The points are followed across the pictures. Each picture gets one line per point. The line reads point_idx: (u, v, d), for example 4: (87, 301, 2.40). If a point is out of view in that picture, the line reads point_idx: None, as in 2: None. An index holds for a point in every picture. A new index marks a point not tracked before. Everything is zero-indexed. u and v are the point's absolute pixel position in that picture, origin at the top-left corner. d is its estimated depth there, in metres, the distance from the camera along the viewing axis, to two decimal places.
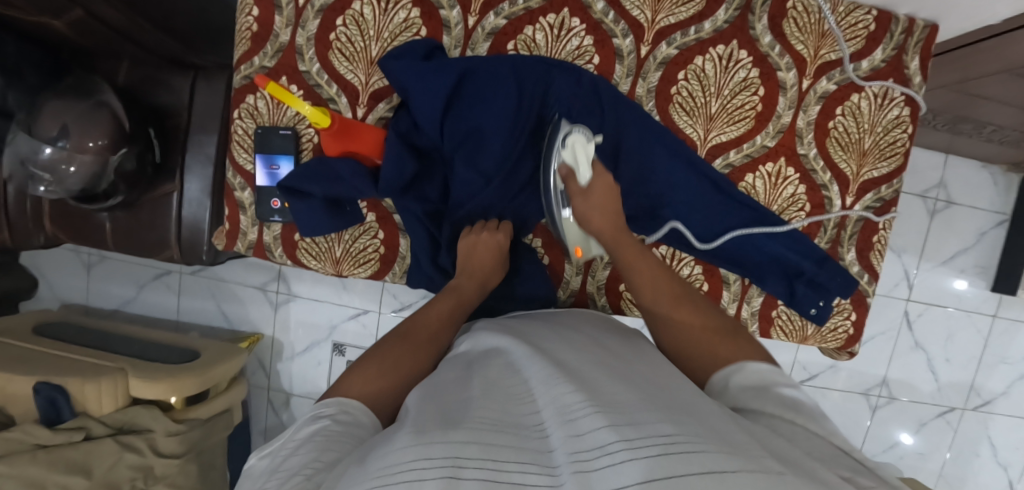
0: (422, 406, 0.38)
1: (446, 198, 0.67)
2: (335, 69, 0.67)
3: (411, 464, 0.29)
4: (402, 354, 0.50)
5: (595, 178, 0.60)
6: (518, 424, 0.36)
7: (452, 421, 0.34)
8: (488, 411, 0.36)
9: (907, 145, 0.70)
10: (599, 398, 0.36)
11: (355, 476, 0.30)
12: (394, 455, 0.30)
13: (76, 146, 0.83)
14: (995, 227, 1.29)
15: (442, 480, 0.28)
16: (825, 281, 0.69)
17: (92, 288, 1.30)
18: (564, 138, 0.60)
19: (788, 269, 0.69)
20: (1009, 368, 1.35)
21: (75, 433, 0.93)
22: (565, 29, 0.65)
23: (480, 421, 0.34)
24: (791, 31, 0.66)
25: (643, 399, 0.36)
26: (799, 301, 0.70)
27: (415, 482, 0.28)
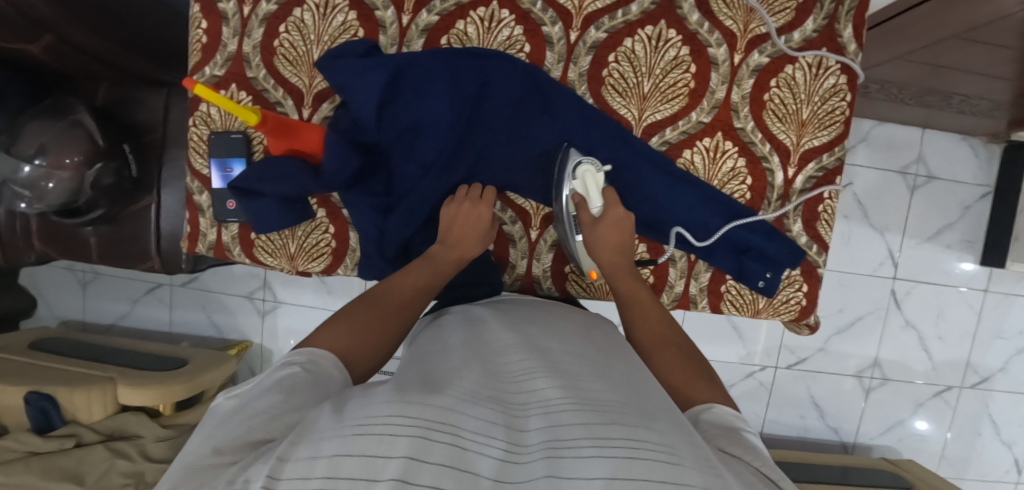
0: (408, 376, 0.40)
1: (392, 191, 0.68)
2: (281, 74, 0.70)
3: (386, 417, 0.31)
4: (371, 320, 0.51)
5: (608, 208, 0.62)
6: (498, 395, 0.38)
7: (430, 387, 0.36)
8: (470, 382, 0.38)
9: (847, 113, 0.69)
10: (582, 395, 0.37)
11: (329, 423, 0.32)
12: (373, 406, 0.32)
13: (53, 164, 0.88)
14: (979, 200, 1.27)
15: (414, 438, 0.29)
16: (772, 253, 0.69)
17: (89, 303, 1.36)
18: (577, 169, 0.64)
19: (734, 242, 0.70)
20: (1006, 344, 1.31)
21: (66, 440, 0.98)
22: (495, 21, 0.67)
23: (458, 388, 0.36)
24: (718, 8, 0.67)
25: (624, 398, 0.38)
26: (746, 274, 0.70)
27: (390, 436, 0.30)
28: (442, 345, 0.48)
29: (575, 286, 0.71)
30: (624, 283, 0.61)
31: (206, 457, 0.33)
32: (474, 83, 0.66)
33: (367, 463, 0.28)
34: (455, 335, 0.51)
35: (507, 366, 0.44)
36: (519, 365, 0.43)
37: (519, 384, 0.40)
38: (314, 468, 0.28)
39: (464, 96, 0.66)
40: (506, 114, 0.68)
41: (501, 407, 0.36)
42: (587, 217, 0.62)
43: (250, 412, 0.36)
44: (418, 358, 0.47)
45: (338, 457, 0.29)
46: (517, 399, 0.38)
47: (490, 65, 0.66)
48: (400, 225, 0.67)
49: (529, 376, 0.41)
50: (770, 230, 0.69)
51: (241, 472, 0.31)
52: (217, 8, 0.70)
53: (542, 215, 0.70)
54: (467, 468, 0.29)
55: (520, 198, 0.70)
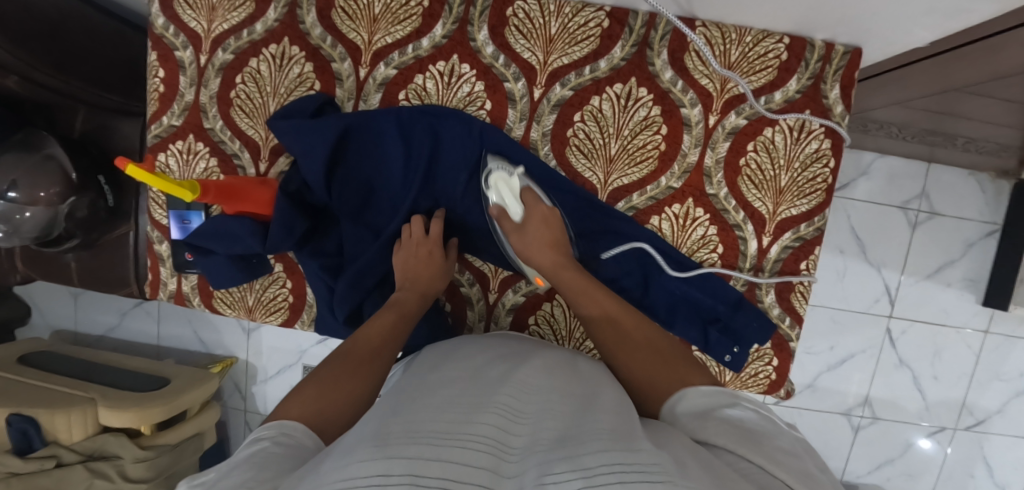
0: (386, 419, 0.40)
1: (343, 251, 0.68)
2: (237, 126, 0.68)
3: (369, 475, 0.30)
4: (339, 375, 0.52)
5: (528, 209, 0.61)
6: (481, 433, 0.38)
7: (409, 433, 0.37)
8: (449, 424, 0.39)
9: (829, 180, 0.65)
10: (563, 431, 0.39)
11: (312, 485, 0.31)
12: (354, 465, 0.31)
13: (28, 198, 0.88)
14: (986, 237, 1.20)
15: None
16: (738, 326, 0.66)
17: (80, 315, 1.38)
18: (489, 177, 0.63)
19: (701, 313, 0.66)
20: (1006, 386, 1.26)
21: (47, 460, 1.00)
22: (456, 76, 0.64)
23: (438, 432, 0.37)
24: (693, 66, 0.63)
25: (610, 431, 0.39)
26: (715, 346, 0.66)
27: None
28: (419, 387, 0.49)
29: None
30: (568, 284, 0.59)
31: None
32: (422, 148, 0.64)
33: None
34: (438, 373, 0.51)
35: (489, 397, 0.45)
36: (501, 402, 0.44)
37: (503, 423, 0.41)
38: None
39: (411, 160, 0.65)
40: (458, 178, 0.66)
41: (485, 448, 0.36)
42: (507, 226, 0.62)
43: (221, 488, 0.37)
44: (401, 396, 0.47)
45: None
46: (503, 440, 0.39)
47: (437, 127, 0.64)
48: (349, 288, 0.65)
49: (512, 421, 0.42)
50: (740, 300, 0.66)
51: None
52: (173, 56, 0.67)
53: (501, 279, 0.68)
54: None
55: (478, 260, 0.68)
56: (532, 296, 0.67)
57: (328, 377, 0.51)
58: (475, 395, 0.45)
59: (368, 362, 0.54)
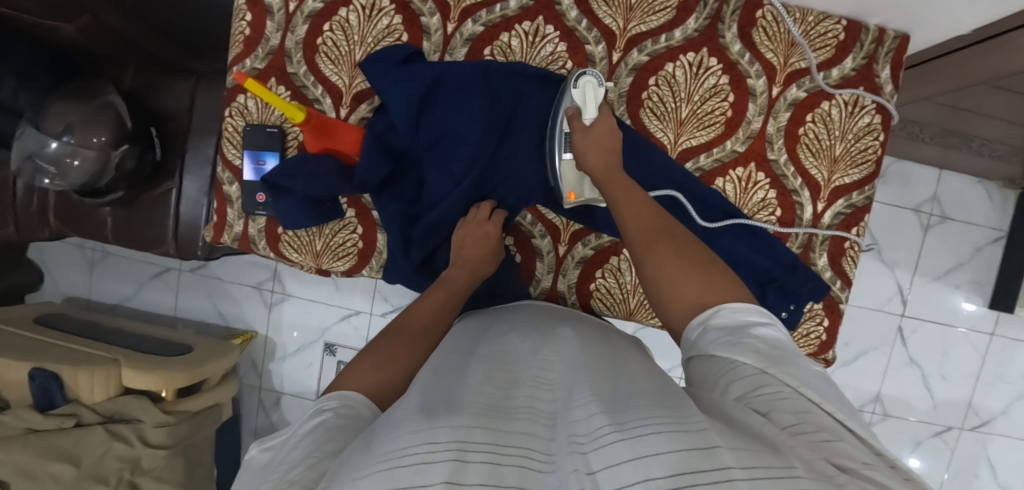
0: (424, 390, 0.39)
1: (420, 197, 0.69)
2: (321, 72, 0.70)
3: (417, 447, 0.29)
4: (394, 351, 0.51)
5: (600, 119, 0.60)
6: (516, 407, 0.37)
7: (448, 405, 0.35)
8: (487, 396, 0.38)
9: (879, 152, 0.70)
10: (604, 395, 0.38)
11: (356, 465, 0.30)
12: (398, 439, 0.31)
13: (80, 142, 0.87)
14: (991, 243, 1.28)
15: (451, 461, 0.28)
16: (795, 286, 0.69)
17: (95, 284, 1.35)
18: (578, 79, 0.62)
19: (760, 274, 0.69)
20: (1008, 387, 1.32)
21: (66, 419, 0.96)
22: (539, 36, 0.68)
23: (475, 404, 0.36)
24: (760, 40, 0.68)
25: (644, 392, 0.38)
26: (771, 305, 0.70)
27: (424, 464, 0.28)
28: (460, 358, 0.48)
29: (599, 303, 0.71)
30: (622, 190, 0.55)
31: None
32: (500, 103, 0.66)
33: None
34: (470, 351, 0.50)
35: (524, 372, 0.44)
36: (536, 377, 0.43)
37: (540, 395, 0.40)
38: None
39: (490, 111, 0.65)
40: (534, 132, 0.68)
41: (523, 419, 0.36)
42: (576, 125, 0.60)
43: (289, 463, 0.36)
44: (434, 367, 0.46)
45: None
46: (542, 409, 0.38)
47: (514, 84, 0.67)
48: (427, 231, 0.67)
49: (548, 392, 0.41)
50: (796, 262, 0.69)
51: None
52: (263, 2, 0.70)
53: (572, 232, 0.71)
54: (503, 482, 0.28)
55: (550, 212, 0.70)
56: (601, 249, 0.71)
57: (381, 351, 0.50)
58: (502, 370, 0.44)
59: (419, 341, 0.53)
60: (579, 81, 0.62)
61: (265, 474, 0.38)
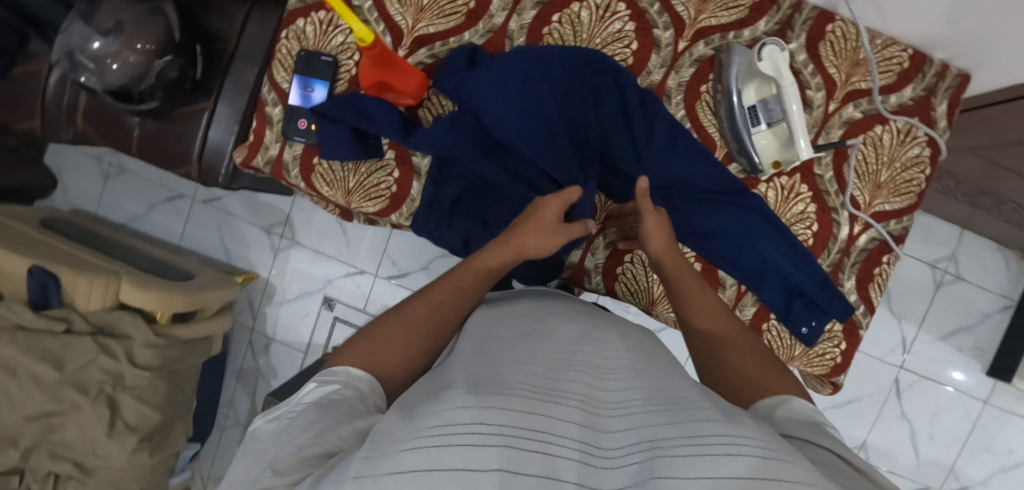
0: (472, 368, 0.38)
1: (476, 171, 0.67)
2: (386, 10, 0.69)
3: (467, 426, 0.29)
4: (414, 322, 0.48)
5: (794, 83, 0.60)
6: (571, 390, 0.36)
7: (496, 386, 0.34)
8: (539, 380, 0.36)
9: (923, 185, 0.70)
10: (659, 399, 0.37)
11: (398, 431, 0.30)
12: (448, 413, 0.30)
13: (125, 44, 0.87)
14: (1000, 311, 1.28)
15: (506, 448, 0.27)
16: (822, 303, 0.68)
17: (105, 198, 1.33)
18: (760, 52, 0.62)
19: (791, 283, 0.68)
20: (994, 459, 1.31)
21: (58, 323, 0.94)
22: (610, 12, 0.67)
23: (525, 387, 0.34)
24: (826, 54, 0.68)
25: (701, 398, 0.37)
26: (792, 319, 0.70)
27: (477, 446, 0.27)
28: (500, 332, 0.48)
29: (623, 287, 0.72)
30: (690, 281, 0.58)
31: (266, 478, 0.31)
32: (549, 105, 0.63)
33: (460, 479, 0.26)
34: (506, 327, 0.49)
35: (568, 355, 0.43)
36: (583, 361, 0.42)
37: (594, 381, 0.39)
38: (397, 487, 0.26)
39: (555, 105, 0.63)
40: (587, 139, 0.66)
41: (580, 404, 0.34)
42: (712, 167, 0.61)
43: (296, 431, 0.35)
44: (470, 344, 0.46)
45: (426, 473, 0.26)
46: (596, 397, 0.37)
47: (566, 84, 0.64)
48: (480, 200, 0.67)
49: (602, 380, 0.40)
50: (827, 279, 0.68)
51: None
52: None
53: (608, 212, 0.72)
54: (561, 476, 0.26)
55: None
56: None
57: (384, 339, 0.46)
58: (551, 351, 0.43)
59: (438, 327, 0.49)
60: (761, 52, 0.62)
61: (268, 441, 0.36)
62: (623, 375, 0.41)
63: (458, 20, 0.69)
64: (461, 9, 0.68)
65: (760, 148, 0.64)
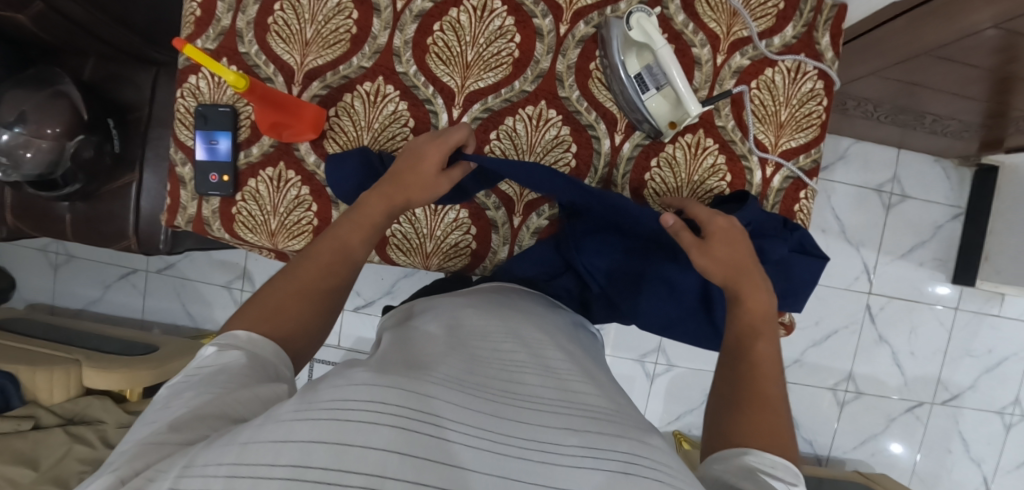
0: (394, 357, 0.41)
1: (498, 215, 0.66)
2: (273, 51, 0.70)
3: (362, 401, 0.29)
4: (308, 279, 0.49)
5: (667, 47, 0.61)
6: (491, 387, 0.39)
7: (419, 373, 0.36)
8: (462, 373, 0.39)
9: (823, 117, 0.72)
10: (575, 401, 0.40)
11: (299, 401, 0.30)
12: (353, 388, 0.30)
13: (34, 132, 0.86)
14: (951, 220, 1.31)
15: (395, 430, 0.28)
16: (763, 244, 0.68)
17: (59, 287, 1.32)
18: (629, 21, 0.62)
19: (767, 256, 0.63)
20: (976, 362, 1.34)
21: (24, 421, 0.95)
22: (488, 11, 0.68)
23: (447, 378, 0.37)
24: (703, 11, 0.70)
25: (613, 410, 0.40)
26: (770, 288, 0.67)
27: (367, 424, 0.28)
28: (424, 325, 0.51)
29: None
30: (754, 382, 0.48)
31: (162, 432, 0.32)
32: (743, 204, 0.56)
33: (338, 450, 0.26)
34: (437, 319, 0.53)
35: (492, 353, 0.46)
36: (510, 359, 0.46)
37: (513, 380, 0.42)
38: (280, 454, 0.26)
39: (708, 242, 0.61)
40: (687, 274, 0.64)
41: (497, 400, 0.37)
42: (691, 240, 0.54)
43: (196, 396, 0.35)
44: (398, 337, 0.49)
45: (310, 443, 0.26)
46: (515, 391, 0.40)
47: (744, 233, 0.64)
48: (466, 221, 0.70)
49: (525, 377, 0.43)
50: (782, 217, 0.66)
51: (200, 452, 0.29)
52: None
53: (526, 202, 0.72)
54: (450, 463, 0.28)
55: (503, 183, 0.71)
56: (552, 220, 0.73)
57: (265, 303, 0.47)
58: (505, 361, 0.46)
59: (336, 282, 0.51)
60: (629, 21, 0.62)
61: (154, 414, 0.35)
62: (546, 380, 0.43)
63: (344, 47, 0.70)
64: (345, 36, 0.69)
65: (653, 113, 0.66)
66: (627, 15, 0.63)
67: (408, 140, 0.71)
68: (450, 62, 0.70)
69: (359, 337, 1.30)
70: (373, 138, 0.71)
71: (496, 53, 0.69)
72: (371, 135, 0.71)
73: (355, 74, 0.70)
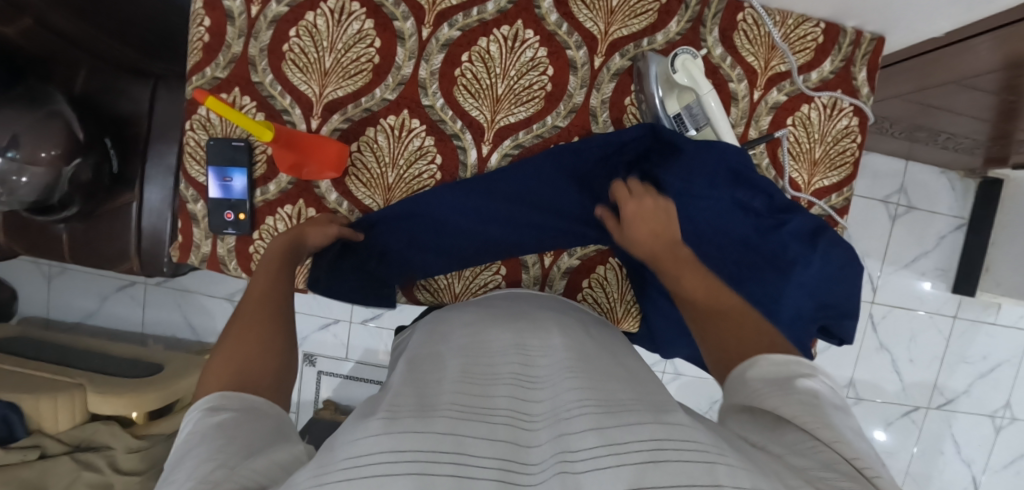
0: (408, 388, 0.41)
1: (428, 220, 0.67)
2: (289, 81, 0.66)
3: (376, 454, 0.28)
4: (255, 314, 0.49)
5: (715, 93, 0.62)
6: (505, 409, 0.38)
7: (426, 410, 0.35)
8: (467, 396, 0.39)
9: (856, 154, 0.71)
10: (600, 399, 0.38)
11: (315, 467, 0.29)
12: (362, 444, 0.30)
13: (27, 157, 0.79)
14: (954, 230, 1.33)
15: (415, 476, 0.27)
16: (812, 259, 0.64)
17: (53, 300, 1.27)
18: (674, 62, 0.61)
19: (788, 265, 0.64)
20: (970, 368, 1.38)
21: (30, 451, 0.92)
22: (519, 41, 0.65)
23: (454, 408, 0.36)
24: (742, 43, 0.67)
25: (635, 400, 0.38)
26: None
27: (385, 477, 0.26)
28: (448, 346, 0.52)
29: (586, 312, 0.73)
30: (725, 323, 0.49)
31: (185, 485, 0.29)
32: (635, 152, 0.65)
33: None
34: (447, 342, 0.53)
35: (501, 369, 0.45)
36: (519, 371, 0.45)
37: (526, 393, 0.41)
38: None
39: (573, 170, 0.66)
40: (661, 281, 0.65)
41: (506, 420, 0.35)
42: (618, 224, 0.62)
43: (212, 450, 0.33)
44: (411, 364, 0.49)
45: None
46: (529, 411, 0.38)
47: (705, 252, 0.66)
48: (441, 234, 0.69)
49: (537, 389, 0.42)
50: (779, 223, 0.64)
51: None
52: (221, 5, 0.64)
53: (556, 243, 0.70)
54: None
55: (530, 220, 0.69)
56: (586, 259, 0.71)
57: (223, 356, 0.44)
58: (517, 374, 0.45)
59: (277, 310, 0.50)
60: (674, 62, 0.62)
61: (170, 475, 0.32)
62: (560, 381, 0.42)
63: (366, 78, 0.65)
64: (367, 65, 0.65)
65: None
66: (671, 56, 0.62)
67: (434, 178, 0.68)
68: (478, 95, 0.66)
69: (367, 350, 1.28)
70: (398, 176, 0.68)
71: (527, 87, 0.66)
72: (395, 173, 0.68)
73: (378, 106, 0.66)
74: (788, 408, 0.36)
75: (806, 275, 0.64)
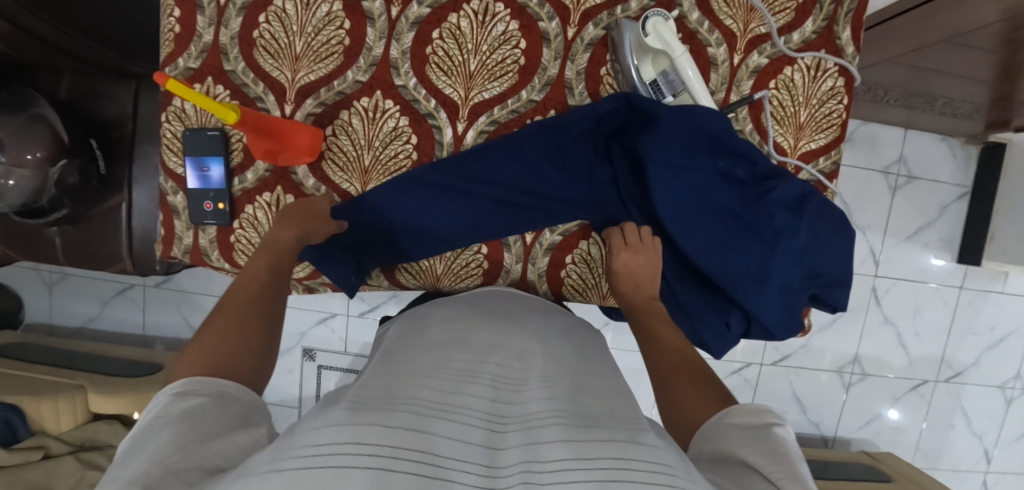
0: (378, 382, 0.39)
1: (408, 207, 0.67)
2: (261, 68, 0.66)
3: (335, 445, 0.26)
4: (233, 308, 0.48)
5: (689, 54, 0.60)
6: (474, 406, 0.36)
7: (390, 404, 0.33)
8: (438, 392, 0.37)
9: (843, 116, 0.69)
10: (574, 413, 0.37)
11: (269, 455, 0.27)
12: (320, 434, 0.27)
13: (13, 160, 0.80)
14: (957, 200, 1.30)
15: (373, 472, 0.24)
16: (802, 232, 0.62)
17: (55, 306, 1.29)
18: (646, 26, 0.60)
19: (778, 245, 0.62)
20: (979, 339, 1.35)
21: (34, 451, 0.93)
22: (489, 15, 0.64)
23: (422, 404, 0.34)
24: (718, 7, 0.66)
25: (612, 419, 0.37)
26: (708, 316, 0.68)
27: (342, 471, 0.24)
28: (426, 338, 0.50)
29: (570, 290, 0.72)
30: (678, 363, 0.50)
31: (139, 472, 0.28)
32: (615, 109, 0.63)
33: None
34: (425, 334, 0.51)
35: (477, 364, 0.44)
36: (498, 367, 0.43)
37: (502, 390, 0.39)
38: None
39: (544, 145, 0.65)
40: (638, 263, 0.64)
41: (480, 418, 0.34)
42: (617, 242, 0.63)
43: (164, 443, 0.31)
44: (385, 358, 0.47)
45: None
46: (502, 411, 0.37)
47: (691, 228, 0.64)
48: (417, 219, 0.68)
49: (513, 388, 0.40)
50: (766, 191, 0.62)
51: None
52: None
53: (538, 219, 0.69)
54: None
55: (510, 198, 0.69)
56: (569, 234, 0.70)
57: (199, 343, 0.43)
58: (495, 368, 0.43)
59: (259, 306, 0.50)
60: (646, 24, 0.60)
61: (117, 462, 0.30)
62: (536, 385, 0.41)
63: (337, 61, 0.65)
64: (337, 48, 0.65)
65: None
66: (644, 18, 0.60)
67: (411, 158, 0.67)
68: (451, 72, 0.65)
69: (365, 344, 1.29)
70: (374, 157, 0.67)
71: (500, 61, 0.65)
72: (372, 154, 0.67)
73: (351, 89, 0.66)
74: (756, 456, 0.35)
75: (794, 244, 0.61)
